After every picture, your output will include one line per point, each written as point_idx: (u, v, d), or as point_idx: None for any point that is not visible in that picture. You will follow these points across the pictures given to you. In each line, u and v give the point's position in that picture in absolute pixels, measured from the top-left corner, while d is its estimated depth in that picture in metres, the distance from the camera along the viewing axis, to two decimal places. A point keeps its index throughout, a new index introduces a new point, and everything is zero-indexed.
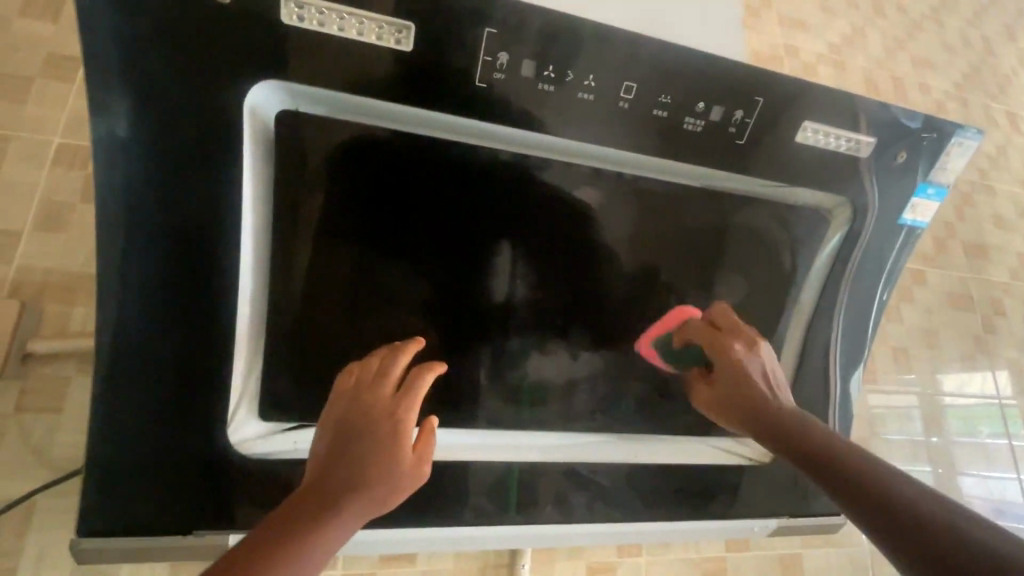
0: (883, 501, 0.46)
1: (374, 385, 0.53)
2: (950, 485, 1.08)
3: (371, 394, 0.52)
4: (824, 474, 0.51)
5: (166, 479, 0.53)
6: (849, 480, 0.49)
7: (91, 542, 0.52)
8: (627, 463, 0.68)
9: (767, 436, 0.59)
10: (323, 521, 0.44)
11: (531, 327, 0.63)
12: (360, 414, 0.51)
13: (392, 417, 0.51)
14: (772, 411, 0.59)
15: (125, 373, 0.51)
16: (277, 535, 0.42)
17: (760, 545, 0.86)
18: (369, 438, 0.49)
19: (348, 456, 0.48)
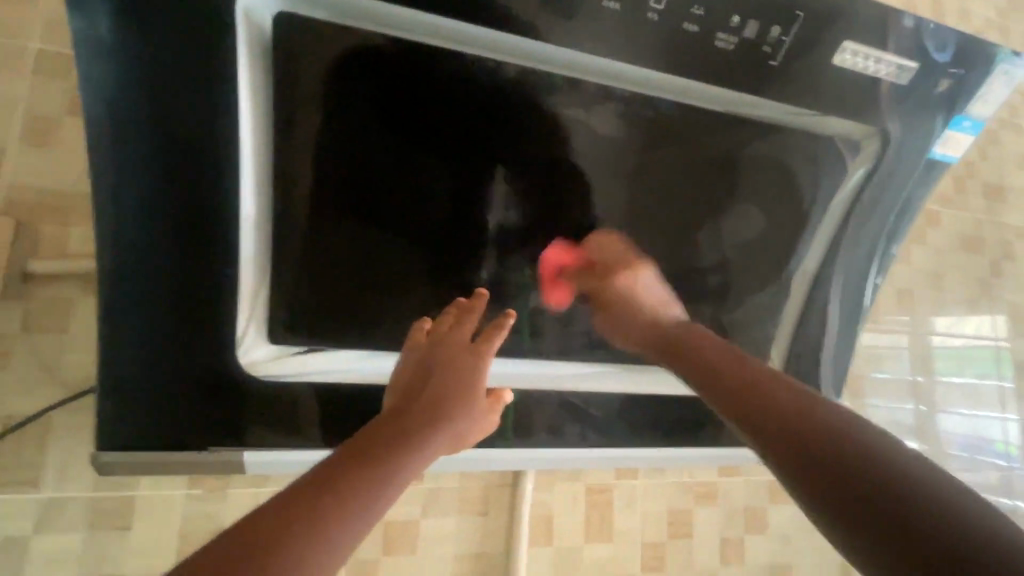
0: (868, 472, 0.40)
1: (452, 337, 0.54)
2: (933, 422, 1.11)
3: (452, 348, 0.54)
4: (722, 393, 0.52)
5: (182, 396, 0.54)
6: (744, 395, 0.50)
7: (112, 454, 0.53)
8: (625, 392, 0.70)
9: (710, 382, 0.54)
10: (412, 454, 0.45)
11: (539, 255, 0.62)
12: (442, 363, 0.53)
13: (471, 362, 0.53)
14: (744, 380, 0.52)
15: (133, 294, 0.50)
16: (340, 477, 0.40)
17: (751, 471, 0.90)
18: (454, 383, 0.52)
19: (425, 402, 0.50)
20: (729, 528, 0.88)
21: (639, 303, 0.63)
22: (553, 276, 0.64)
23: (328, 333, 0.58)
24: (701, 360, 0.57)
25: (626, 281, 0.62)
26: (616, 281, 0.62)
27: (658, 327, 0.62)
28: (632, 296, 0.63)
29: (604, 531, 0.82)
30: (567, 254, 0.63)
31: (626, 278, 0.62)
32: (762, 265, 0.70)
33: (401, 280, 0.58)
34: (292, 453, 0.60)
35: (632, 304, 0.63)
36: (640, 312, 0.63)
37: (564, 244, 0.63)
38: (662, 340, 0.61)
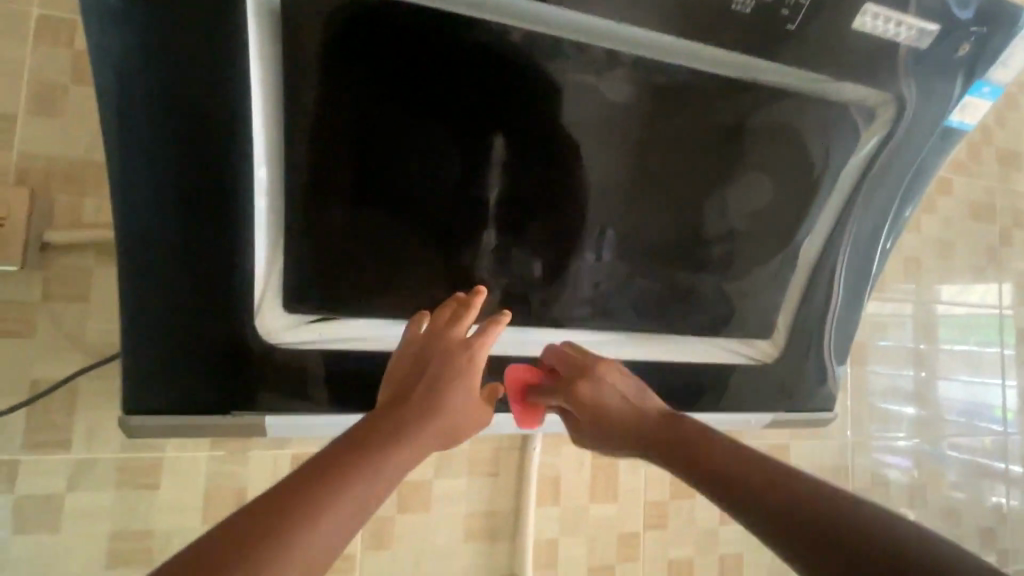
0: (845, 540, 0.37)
1: (445, 334, 0.51)
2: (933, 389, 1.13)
3: (446, 345, 0.51)
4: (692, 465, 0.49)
5: (202, 364, 0.54)
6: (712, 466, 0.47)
7: (137, 418, 0.55)
8: (631, 360, 0.71)
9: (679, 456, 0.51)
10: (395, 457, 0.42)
11: (549, 225, 0.62)
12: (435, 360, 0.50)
13: (464, 359, 0.50)
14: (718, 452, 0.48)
15: (150, 264, 0.51)
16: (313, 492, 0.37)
17: (753, 434, 0.92)
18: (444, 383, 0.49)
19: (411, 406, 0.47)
20: None
21: (608, 405, 0.58)
22: (521, 397, 0.65)
23: (341, 303, 0.59)
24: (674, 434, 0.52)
25: (583, 389, 0.59)
26: (569, 390, 0.60)
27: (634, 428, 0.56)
28: (596, 400, 0.59)
29: (609, 490, 0.85)
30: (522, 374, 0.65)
31: (585, 384, 0.59)
32: (771, 234, 0.71)
33: (411, 249, 0.59)
34: (307, 417, 0.62)
35: (599, 407, 0.58)
36: (612, 417, 0.58)
37: (514, 367, 0.66)
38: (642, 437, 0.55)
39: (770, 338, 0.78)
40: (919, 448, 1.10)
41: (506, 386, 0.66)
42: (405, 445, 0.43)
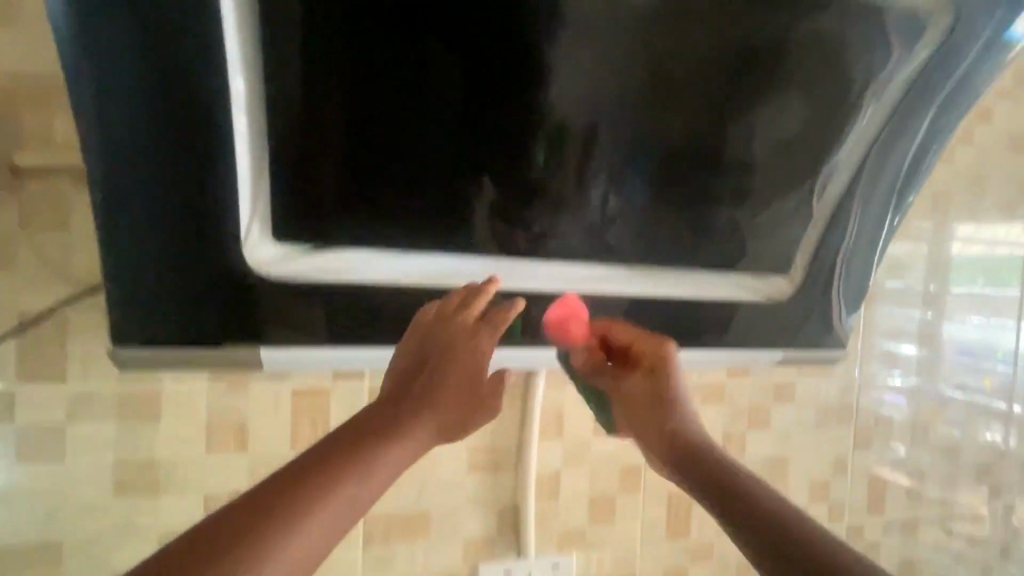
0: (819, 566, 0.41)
1: (453, 324, 0.49)
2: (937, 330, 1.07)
3: (452, 335, 0.48)
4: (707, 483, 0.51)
5: (191, 296, 0.52)
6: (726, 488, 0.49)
7: (128, 352, 0.53)
8: (642, 296, 0.67)
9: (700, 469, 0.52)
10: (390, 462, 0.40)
11: (558, 148, 0.57)
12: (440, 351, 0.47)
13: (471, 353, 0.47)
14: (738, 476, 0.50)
15: (123, 188, 0.47)
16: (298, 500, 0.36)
17: (760, 373, 0.90)
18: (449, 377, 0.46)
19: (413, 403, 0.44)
20: (734, 424, 0.88)
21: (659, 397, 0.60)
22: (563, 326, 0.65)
23: (334, 232, 0.56)
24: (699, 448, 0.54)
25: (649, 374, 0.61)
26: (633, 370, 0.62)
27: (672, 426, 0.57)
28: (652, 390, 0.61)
29: None
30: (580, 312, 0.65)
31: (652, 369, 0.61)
32: (798, 160, 0.65)
33: (408, 173, 0.54)
34: (307, 353, 0.60)
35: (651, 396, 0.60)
36: (655, 408, 0.59)
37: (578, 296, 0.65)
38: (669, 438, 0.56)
39: (787, 275, 0.74)
40: (916, 388, 1.05)
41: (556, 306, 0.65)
42: (406, 436, 0.42)
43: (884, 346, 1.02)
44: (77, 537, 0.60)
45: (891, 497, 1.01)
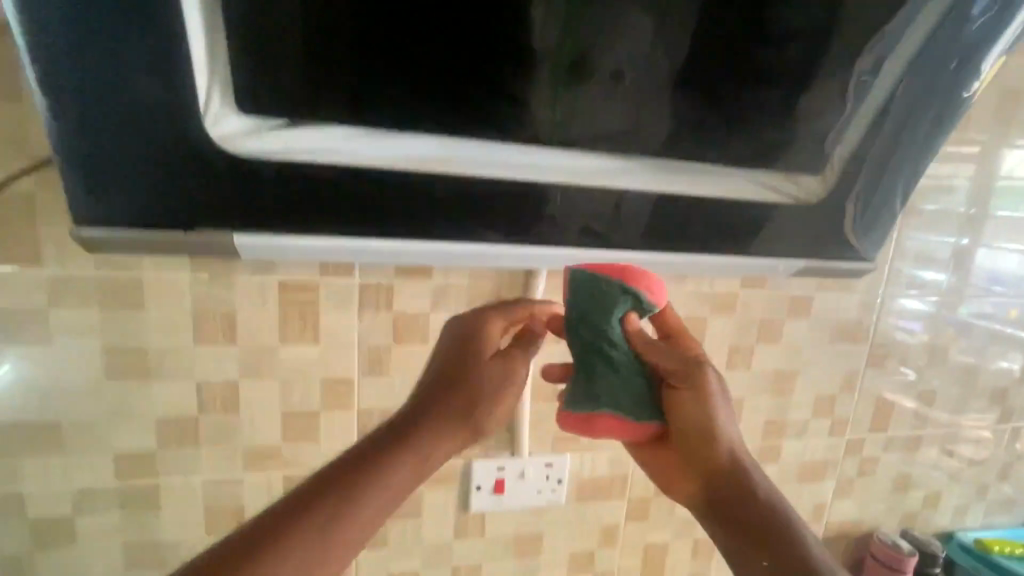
0: None
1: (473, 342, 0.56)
2: (968, 261, 0.97)
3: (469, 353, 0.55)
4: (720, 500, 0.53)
5: (150, 178, 0.47)
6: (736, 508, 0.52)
7: (89, 232, 0.50)
8: (656, 194, 0.61)
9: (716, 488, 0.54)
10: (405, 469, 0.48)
11: (566, 10, 0.46)
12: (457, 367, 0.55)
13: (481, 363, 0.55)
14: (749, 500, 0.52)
15: (56, 48, 0.40)
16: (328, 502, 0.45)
17: (776, 284, 0.84)
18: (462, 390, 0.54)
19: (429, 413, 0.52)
20: (741, 337, 0.84)
21: (708, 411, 0.54)
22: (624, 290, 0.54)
23: (304, 109, 0.49)
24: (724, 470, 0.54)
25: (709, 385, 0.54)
26: (691, 377, 0.54)
27: (711, 444, 0.54)
28: (700, 406, 0.54)
29: None
30: (648, 291, 0.54)
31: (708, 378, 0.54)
32: (858, 35, 0.54)
33: (382, 36, 0.45)
34: (294, 242, 0.57)
35: (697, 411, 0.54)
36: (698, 420, 0.54)
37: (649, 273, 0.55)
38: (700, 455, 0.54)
39: (820, 175, 0.65)
40: (937, 314, 0.97)
41: (619, 271, 0.54)
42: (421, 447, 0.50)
43: (908, 271, 0.94)
44: (75, 418, 0.61)
45: (896, 416, 0.99)
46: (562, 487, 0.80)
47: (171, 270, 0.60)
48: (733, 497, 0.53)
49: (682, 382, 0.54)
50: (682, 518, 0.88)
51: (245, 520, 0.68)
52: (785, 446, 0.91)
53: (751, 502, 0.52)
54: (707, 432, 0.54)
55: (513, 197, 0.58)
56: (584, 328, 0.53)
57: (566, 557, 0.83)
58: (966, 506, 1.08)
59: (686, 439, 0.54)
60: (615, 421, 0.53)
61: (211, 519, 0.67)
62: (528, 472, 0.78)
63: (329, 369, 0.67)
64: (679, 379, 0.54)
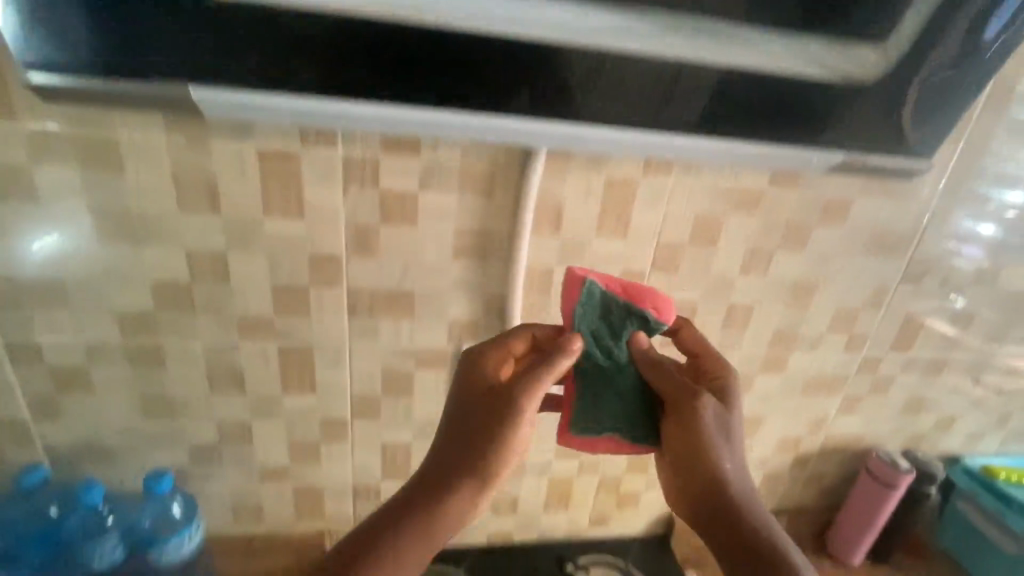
0: None
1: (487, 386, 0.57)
2: None
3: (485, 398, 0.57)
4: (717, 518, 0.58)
5: (99, 20, 0.44)
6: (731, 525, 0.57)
7: (47, 79, 0.49)
8: (673, 61, 0.52)
9: (715, 508, 0.58)
10: (440, 515, 0.54)
11: None
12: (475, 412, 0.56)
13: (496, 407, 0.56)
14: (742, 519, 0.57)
15: None
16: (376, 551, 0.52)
17: (811, 183, 0.75)
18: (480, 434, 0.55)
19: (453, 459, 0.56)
20: (761, 240, 0.77)
21: (708, 434, 0.58)
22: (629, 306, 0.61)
23: None
24: (722, 492, 0.58)
25: (703, 406, 0.58)
26: (690, 397, 0.58)
27: (709, 467, 0.58)
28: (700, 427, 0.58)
29: (619, 228, 0.72)
30: (654, 314, 0.61)
31: (706, 401, 0.59)
32: None
33: None
34: (253, 97, 0.51)
35: (696, 434, 0.58)
36: (697, 441, 0.58)
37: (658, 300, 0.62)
38: (699, 478, 0.58)
39: (883, 48, 0.53)
40: (1003, 236, 0.86)
41: (624, 291, 0.62)
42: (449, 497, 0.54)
43: (977, 188, 0.82)
44: (75, 278, 0.63)
45: (923, 338, 0.92)
46: None
47: (146, 131, 0.58)
48: (724, 518, 0.57)
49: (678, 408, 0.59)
50: None
51: (245, 384, 0.72)
52: (792, 359, 0.88)
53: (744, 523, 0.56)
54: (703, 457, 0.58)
55: (511, 52, 0.50)
56: (598, 348, 0.60)
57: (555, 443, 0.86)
58: (982, 434, 1.04)
59: (686, 459, 0.59)
60: (613, 443, 0.62)
61: (214, 379, 0.71)
62: None
63: (315, 246, 0.65)
64: (677, 402, 0.59)
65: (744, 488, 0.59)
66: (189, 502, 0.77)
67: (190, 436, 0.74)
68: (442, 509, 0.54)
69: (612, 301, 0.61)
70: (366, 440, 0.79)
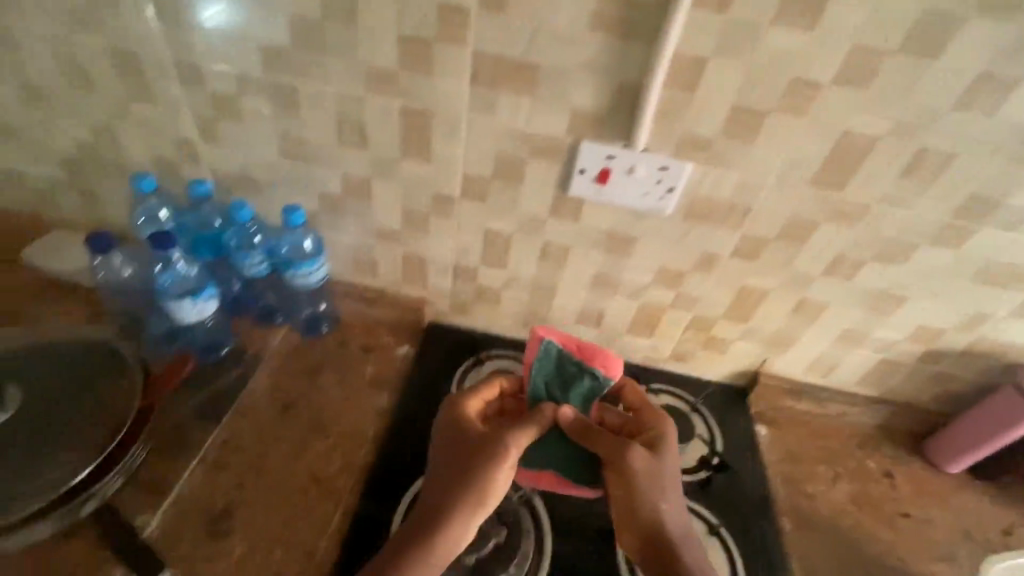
0: None
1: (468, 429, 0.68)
2: None
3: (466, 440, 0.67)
4: (651, 550, 0.65)
5: None
6: (662, 556, 0.64)
7: None
8: None
9: (649, 541, 0.65)
10: (427, 542, 0.62)
11: None
12: (461, 451, 0.66)
13: (476, 447, 0.66)
14: (673, 554, 0.63)
15: None
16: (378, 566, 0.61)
17: None
18: (463, 470, 0.65)
19: (440, 495, 0.64)
20: (1008, 59, 0.57)
21: (640, 482, 0.65)
22: (580, 366, 0.75)
23: None
24: (654, 527, 0.65)
25: (636, 458, 0.65)
26: (625, 452, 0.65)
27: (640, 509, 0.65)
28: (632, 476, 0.65)
29: (808, 11, 0.56)
30: (602, 372, 0.74)
31: (639, 455, 0.65)
32: None
33: None
34: None
35: (629, 481, 0.65)
36: (629, 488, 0.65)
37: (604, 361, 0.75)
38: (634, 520, 0.66)
39: None
40: None
41: (576, 350, 0.76)
42: (436, 527, 0.62)
43: None
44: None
45: None
46: (670, 198, 0.72)
47: None
48: (659, 560, 0.64)
49: (617, 466, 0.66)
50: (797, 271, 0.79)
51: (367, 140, 0.75)
52: (978, 232, 0.71)
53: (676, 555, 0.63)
54: (641, 507, 0.65)
55: None
56: (548, 398, 0.74)
57: (655, 268, 0.82)
58: None
59: (622, 501, 0.66)
60: (555, 476, 0.72)
61: (340, 130, 0.74)
62: (638, 173, 0.70)
63: None
64: (612, 459, 0.66)
65: (678, 530, 0.65)
66: (317, 241, 0.87)
67: (319, 183, 0.81)
68: (430, 538, 0.62)
69: (563, 359, 0.75)
70: (471, 221, 0.81)
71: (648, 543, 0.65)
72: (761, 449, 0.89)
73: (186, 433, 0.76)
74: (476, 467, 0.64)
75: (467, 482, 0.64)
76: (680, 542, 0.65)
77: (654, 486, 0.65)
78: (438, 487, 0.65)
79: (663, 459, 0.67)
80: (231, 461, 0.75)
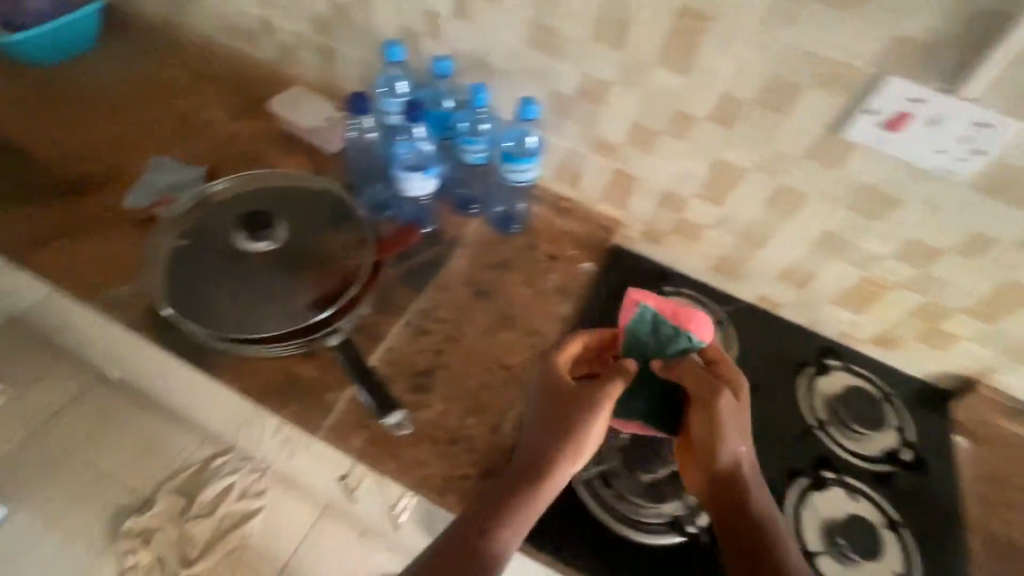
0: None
1: (555, 385, 0.64)
2: None
3: (555, 398, 0.63)
4: (718, 495, 0.63)
5: None
6: (730, 499, 0.62)
7: None
8: None
9: (718, 487, 0.63)
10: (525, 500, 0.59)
11: None
12: (552, 409, 0.63)
13: (569, 405, 0.62)
14: (744, 500, 0.61)
15: None
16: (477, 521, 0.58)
17: None
18: (557, 430, 0.61)
19: (536, 449, 0.62)
20: None
21: (722, 430, 0.61)
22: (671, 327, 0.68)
23: None
24: (726, 474, 0.62)
25: (722, 403, 0.61)
26: (713, 396, 0.61)
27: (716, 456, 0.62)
28: (715, 421, 0.61)
29: None
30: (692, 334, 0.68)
31: (727, 400, 0.61)
32: None
33: None
34: None
35: (710, 429, 0.62)
36: (707, 435, 0.62)
37: (694, 322, 0.68)
38: (706, 467, 0.63)
39: None
40: None
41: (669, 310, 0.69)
42: (533, 485, 0.60)
43: None
44: None
45: None
46: (974, 161, 0.62)
47: None
48: (729, 504, 0.62)
49: (700, 407, 0.62)
50: None
51: (627, 39, 0.70)
52: None
53: (746, 501, 0.61)
54: (716, 450, 0.62)
55: None
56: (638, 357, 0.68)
57: (903, 239, 0.72)
58: None
59: (696, 445, 0.64)
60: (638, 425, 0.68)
61: (602, 23, 0.70)
62: (946, 126, 0.60)
63: None
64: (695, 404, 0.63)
65: (751, 477, 0.62)
66: (541, 140, 0.86)
67: (556, 80, 0.79)
68: (527, 496, 0.59)
69: (654, 319, 0.69)
70: (705, 147, 0.75)
71: (716, 489, 0.63)
72: (957, 459, 0.81)
73: (392, 294, 0.83)
74: (570, 425, 0.61)
75: (561, 440, 0.60)
76: (752, 491, 0.62)
77: (735, 433, 0.62)
78: (533, 444, 0.62)
79: (742, 406, 0.63)
80: (432, 330, 0.82)
